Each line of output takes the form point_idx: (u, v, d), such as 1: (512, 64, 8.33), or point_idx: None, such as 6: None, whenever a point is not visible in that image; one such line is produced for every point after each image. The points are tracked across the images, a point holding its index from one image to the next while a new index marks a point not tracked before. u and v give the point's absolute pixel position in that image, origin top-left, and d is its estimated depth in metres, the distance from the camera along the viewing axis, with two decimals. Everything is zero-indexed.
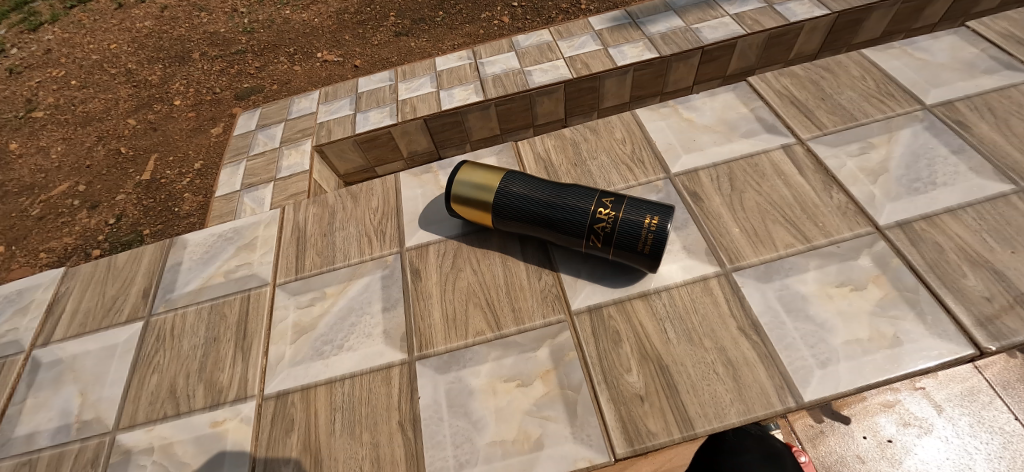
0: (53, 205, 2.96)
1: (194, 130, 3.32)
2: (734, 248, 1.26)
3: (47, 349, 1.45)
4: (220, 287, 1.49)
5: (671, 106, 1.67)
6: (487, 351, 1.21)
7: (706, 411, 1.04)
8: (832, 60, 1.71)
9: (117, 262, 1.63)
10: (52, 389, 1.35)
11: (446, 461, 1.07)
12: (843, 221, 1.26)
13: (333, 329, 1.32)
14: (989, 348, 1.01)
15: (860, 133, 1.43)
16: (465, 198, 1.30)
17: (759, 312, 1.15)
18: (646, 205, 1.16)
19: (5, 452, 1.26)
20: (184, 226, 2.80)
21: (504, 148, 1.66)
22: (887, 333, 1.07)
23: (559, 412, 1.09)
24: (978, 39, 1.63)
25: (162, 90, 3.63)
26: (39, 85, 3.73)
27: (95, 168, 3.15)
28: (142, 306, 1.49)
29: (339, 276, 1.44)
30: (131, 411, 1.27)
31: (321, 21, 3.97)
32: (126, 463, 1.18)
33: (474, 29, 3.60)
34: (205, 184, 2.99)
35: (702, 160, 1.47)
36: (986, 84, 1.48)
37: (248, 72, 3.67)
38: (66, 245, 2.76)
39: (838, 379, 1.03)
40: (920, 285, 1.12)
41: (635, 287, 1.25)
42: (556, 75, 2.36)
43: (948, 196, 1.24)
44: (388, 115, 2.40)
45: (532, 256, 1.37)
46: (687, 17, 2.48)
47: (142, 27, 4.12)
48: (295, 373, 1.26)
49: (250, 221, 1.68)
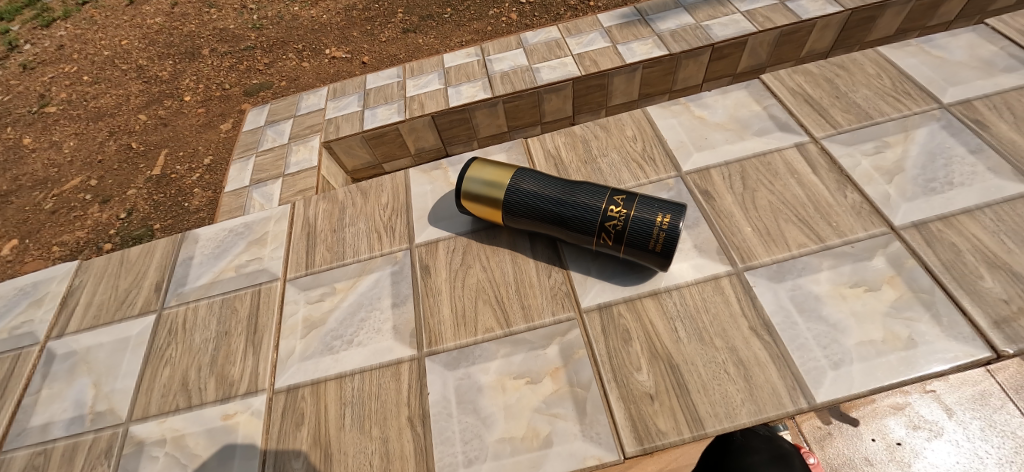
0: (65, 199, 2.99)
1: (204, 126, 3.34)
2: (746, 247, 1.25)
3: (61, 341, 1.47)
4: (230, 281, 1.50)
5: (683, 103, 1.66)
6: (497, 349, 1.21)
7: (717, 411, 1.04)
8: (846, 57, 1.68)
9: (130, 255, 1.65)
10: (66, 381, 1.37)
11: (455, 457, 1.07)
12: (857, 220, 1.24)
13: (343, 324, 1.33)
14: (1007, 351, 1.00)
15: (874, 132, 1.41)
16: (475, 195, 1.29)
17: (770, 312, 1.14)
18: (658, 203, 1.16)
19: (21, 442, 1.28)
20: (194, 221, 2.82)
21: (514, 146, 1.67)
22: (902, 334, 1.06)
23: (567, 410, 1.09)
24: (997, 36, 1.60)
25: (172, 86, 3.65)
26: (51, 81, 3.77)
27: (106, 163, 3.18)
28: (155, 299, 1.51)
29: (349, 272, 1.45)
30: (143, 403, 1.29)
31: (330, 18, 3.98)
32: (139, 454, 1.20)
33: (482, 26, 3.59)
34: (214, 180, 3.01)
35: (713, 158, 1.46)
36: (1004, 83, 1.45)
37: (257, 68, 3.69)
38: (78, 239, 2.80)
39: (851, 380, 1.02)
40: (935, 286, 1.11)
41: (646, 286, 1.24)
42: (565, 72, 2.35)
43: (965, 196, 1.22)
44: (397, 111, 2.40)
45: (541, 253, 1.37)
46: (697, 14, 2.46)
47: (153, 23, 4.15)
48: (306, 367, 1.27)
49: (260, 216, 1.69)
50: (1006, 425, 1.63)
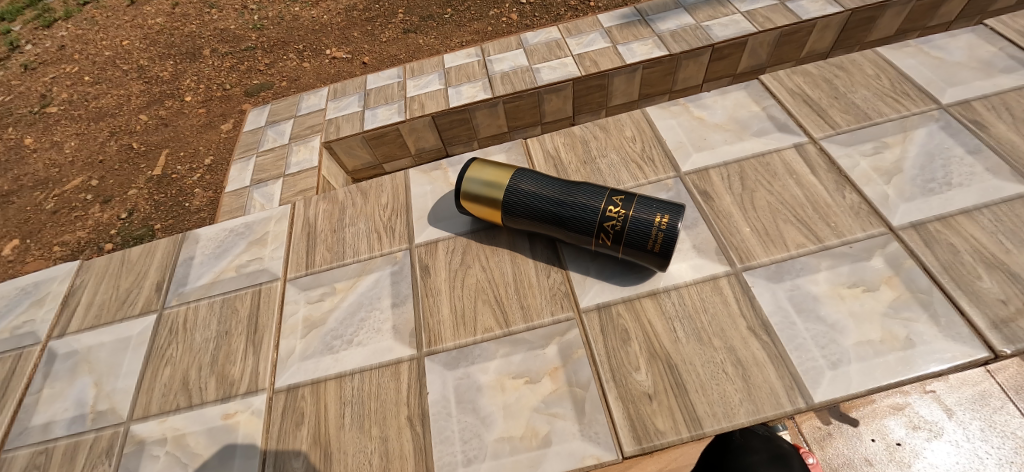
0: (67, 199, 3.00)
1: (205, 127, 3.35)
2: (744, 247, 1.26)
3: (62, 340, 1.48)
4: (231, 281, 1.51)
5: (682, 104, 1.66)
6: (496, 348, 1.21)
7: (715, 411, 1.04)
8: (845, 58, 1.69)
9: (131, 255, 1.66)
10: (67, 380, 1.37)
11: (455, 456, 1.08)
12: (855, 221, 1.24)
13: (343, 324, 1.34)
14: (1004, 351, 1.00)
15: (873, 132, 1.42)
16: (474, 195, 1.30)
17: (769, 312, 1.14)
18: (656, 203, 1.16)
19: (23, 442, 1.28)
20: (194, 221, 2.83)
21: (514, 146, 1.67)
22: (900, 335, 1.06)
23: (566, 409, 1.09)
24: (996, 37, 1.60)
25: (173, 87, 3.66)
26: (53, 81, 3.78)
27: (107, 163, 3.19)
28: (156, 299, 1.51)
29: (349, 272, 1.45)
30: (144, 402, 1.29)
31: (330, 18, 3.99)
32: (140, 453, 1.20)
33: (483, 26, 3.59)
34: (215, 180, 3.02)
35: (712, 158, 1.47)
36: (1004, 83, 1.46)
37: (258, 68, 3.70)
38: (79, 239, 2.80)
39: (849, 380, 1.02)
40: (933, 286, 1.11)
41: (645, 286, 1.24)
42: (565, 72, 2.35)
43: (964, 197, 1.22)
44: (397, 112, 2.41)
45: (541, 253, 1.37)
46: (697, 14, 2.46)
47: (154, 23, 4.16)
48: (305, 367, 1.28)
49: (261, 216, 1.69)
50: (1006, 425, 1.63)
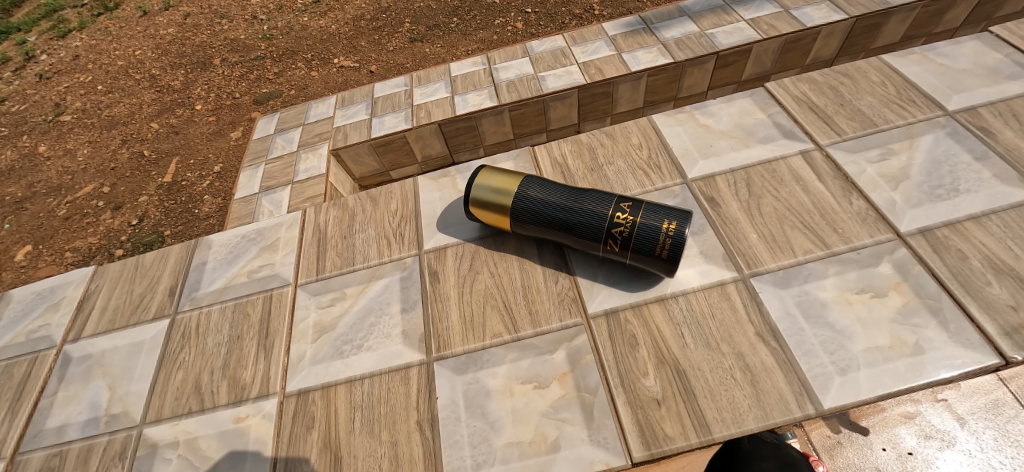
0: (79, 206, 3.06)
1: (214, 135, 3.41)
2: (752, 253, 1.26)
3: (77, 344, 1.50)
4: (243, 286, 1.53)
5: (687, 111, 1.68)
6: (505, 353, 1.22)
7: (723, 417, 1.04)
8: (850, 65, 1.70)
9: (145, 261, 1.69)
10: (82, 383, 1.40)
11: (463, 461, 1.08)
12: (863, 227, 1.25)
13: (353, 329, 1.35)
14: (1014, 357, 1.00)
15: (880, 139, 1.42)
16: (483, 202, 1.32)
17: (776, 319, 1.15)
18: (663, 210, 1.17)
19: (37, 444, 1.30)
20: (204, 228, 2.87)
21: (521, 153, 1.69)
22: (909, 341, 1.06)
23: (575, 415, 1.10)
24: (1001, 44, 1.61)
25: (185, 95, 3.73)
26: (67, 90, 3.87)
27: (119, 170, 3.25)
28: (169, 304, 1.54)
29: (358, 277, 1.47)
30: (157, 406, 1.31)
31: (338, 28, 4.05)
32: (152, 456, 1.22)
33: (488, 35, 3.64)
34: (225, 187, 3.06)
35: (719, 165, 1.48)
36: (1010, 90, 1.46)
37: (267, 77, 3.76)
38: (90, 245, 2.85)
39: (858, 386, 1.02)
40: (942, 292, 1.11)
41: (652, 291, 1.25)
42: (569, 80, 2.38)
43: (971, 203, 1.23)
44: (404, 119, 2.44)
45: (549, 259, 1.38)
46: (701, 22, 2.49)
47: (165, 34, 4.24)
48: (316, 371, 1.29)
49: (272, 222, 1.72)
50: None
